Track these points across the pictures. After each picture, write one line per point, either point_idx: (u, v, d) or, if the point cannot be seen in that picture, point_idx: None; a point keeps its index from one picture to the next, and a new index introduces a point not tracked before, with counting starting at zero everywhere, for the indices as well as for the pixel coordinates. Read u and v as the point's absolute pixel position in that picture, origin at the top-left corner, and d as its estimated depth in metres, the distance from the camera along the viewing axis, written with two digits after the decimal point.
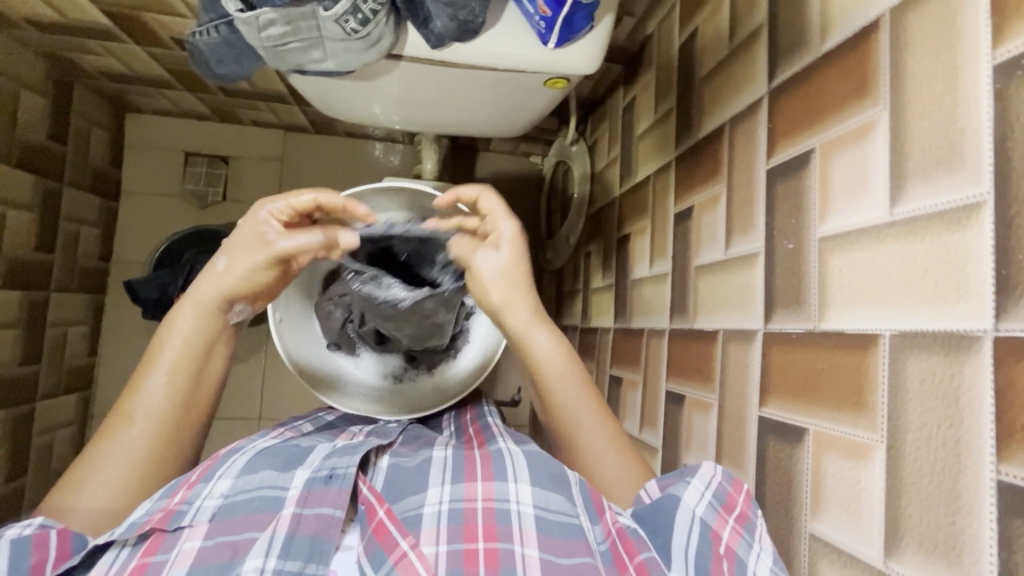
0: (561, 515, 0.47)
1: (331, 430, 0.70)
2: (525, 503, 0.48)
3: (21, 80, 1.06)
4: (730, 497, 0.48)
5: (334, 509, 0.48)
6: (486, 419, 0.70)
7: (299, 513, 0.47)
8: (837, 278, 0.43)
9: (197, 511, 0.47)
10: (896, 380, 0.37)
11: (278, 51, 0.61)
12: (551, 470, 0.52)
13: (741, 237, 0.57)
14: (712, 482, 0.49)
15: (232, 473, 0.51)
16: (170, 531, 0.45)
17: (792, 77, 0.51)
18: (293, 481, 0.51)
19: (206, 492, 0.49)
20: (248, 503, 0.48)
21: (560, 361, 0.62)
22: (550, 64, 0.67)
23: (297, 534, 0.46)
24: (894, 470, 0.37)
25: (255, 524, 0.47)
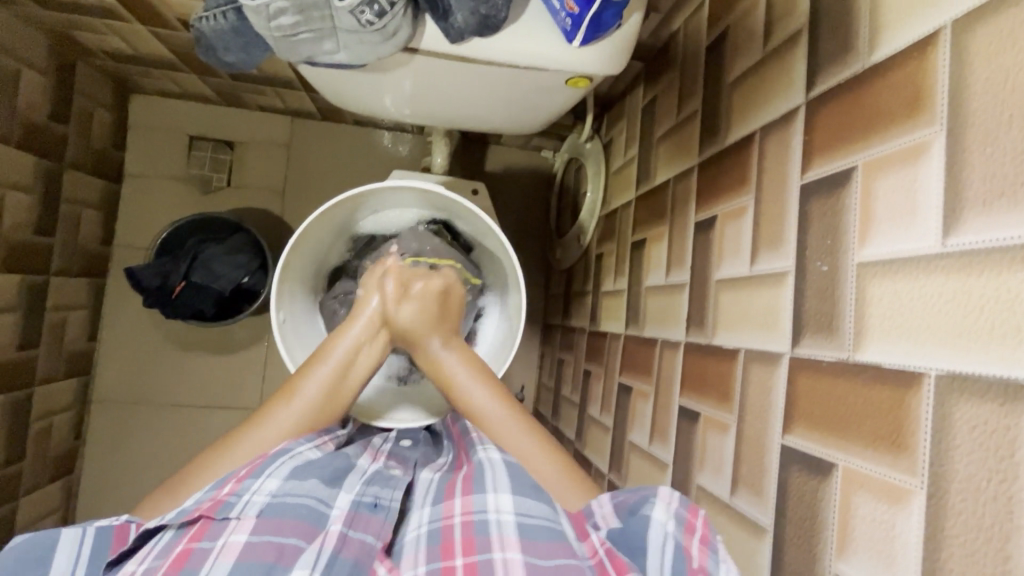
0: (542, 522, 0.47)
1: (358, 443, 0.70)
2: (504, 513, 0.49)
3: (23, 58, 1.03)
4: (688, 520, 0.46)
5: (376, 538, 0.50)
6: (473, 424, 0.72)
7: (345, 533, 0.48)
8: (876, 308, 0.41)
9: (244, 505, 0.48)
10: (940, 424, 0.35)
11: (289, 42, 0.58)
12: (532, 478, 0.52)
13: (769, 254, 0.54)
14: (670, 506, 0.47)
15: (280, 474, 0.52)
16: (217, 519, 0.47)
17: (833, 87, 0.48)
18: (337, 501, 0.52)
19: (254, 487, 0.50)
20: (295, 508, 0.49)
21: (479, 385, 0.62)
22: (573, 62, 0.64)
23: (341, 556, 0.47)
24: (934, 519, 0.35)
25: (300, 533, 0.47)
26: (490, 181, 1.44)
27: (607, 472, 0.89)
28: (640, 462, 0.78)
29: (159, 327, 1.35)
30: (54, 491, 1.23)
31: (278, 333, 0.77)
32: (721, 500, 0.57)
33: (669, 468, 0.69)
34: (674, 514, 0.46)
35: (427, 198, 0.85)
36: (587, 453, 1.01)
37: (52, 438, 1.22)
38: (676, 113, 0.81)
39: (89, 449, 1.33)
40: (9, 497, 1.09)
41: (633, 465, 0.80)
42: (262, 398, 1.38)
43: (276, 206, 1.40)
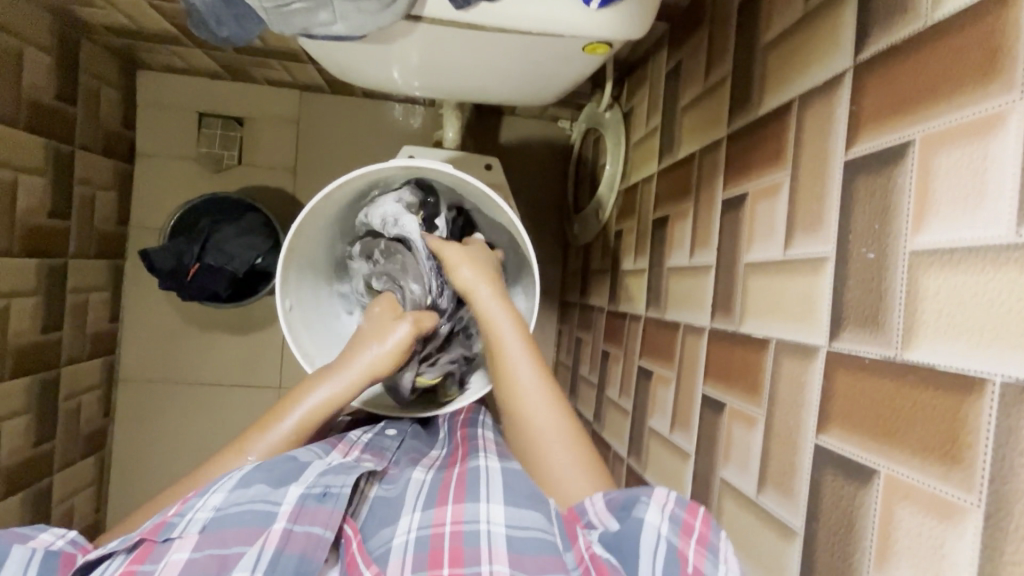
0: (535, 533, 0.50)
1: (332, 438, 0.71)
2: (496, 523, 0.51)
3: (25, 36, 1.01)
4: (685, 522, 0.48)
5: (323, 529, 0.52)
6: (476, 429, 0.75)
7: (289, 530, 0.51)
8: (931, 302, 0.37)
9: (187, 523, 0.50)
10: (1004, 437, 0.31)
11: (282, 13, 0.54)
12: (529, 489, 0.55)
13: (807, 236, 0.49)
14: (666, 509, 0.49)
15: (226, 487, 0.54)
16: (160, 541, 0.49)
17: (888, 50, 0.42)
18: (286, 497, 0.53)
19: (198, 505, 0.52)
20: (238, 516, 0.51)
21: (537, 387, 0.64)
22: (591, 28, 0.59)
23: (285, 552, 0.49)
24: (993, 541, 0.32)
25: (243, 539, 0.50)
26: (505, 153, 1.39)
27: (626, 457, 0.87)
28: (660, 450, 0.75)
29: (177, 307, 1.37)
30: (87, 466, 1.28)
31: (285, 321, 0.75)
32: (748, 497, 0.54)
33: (691, 458, 0.66)
34: (672, 517, 0.48)
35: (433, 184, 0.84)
36: (605, 435, 0.99)
37: (81, 416, 1.25)
38: (703, 80, 0.75)
39: (117, 426, 1.36)
40: (44, 473, 1.13)
41: (652, 452, 0.77)
42: (281, 377, 1.39)
43: (289, 184, 1.37)
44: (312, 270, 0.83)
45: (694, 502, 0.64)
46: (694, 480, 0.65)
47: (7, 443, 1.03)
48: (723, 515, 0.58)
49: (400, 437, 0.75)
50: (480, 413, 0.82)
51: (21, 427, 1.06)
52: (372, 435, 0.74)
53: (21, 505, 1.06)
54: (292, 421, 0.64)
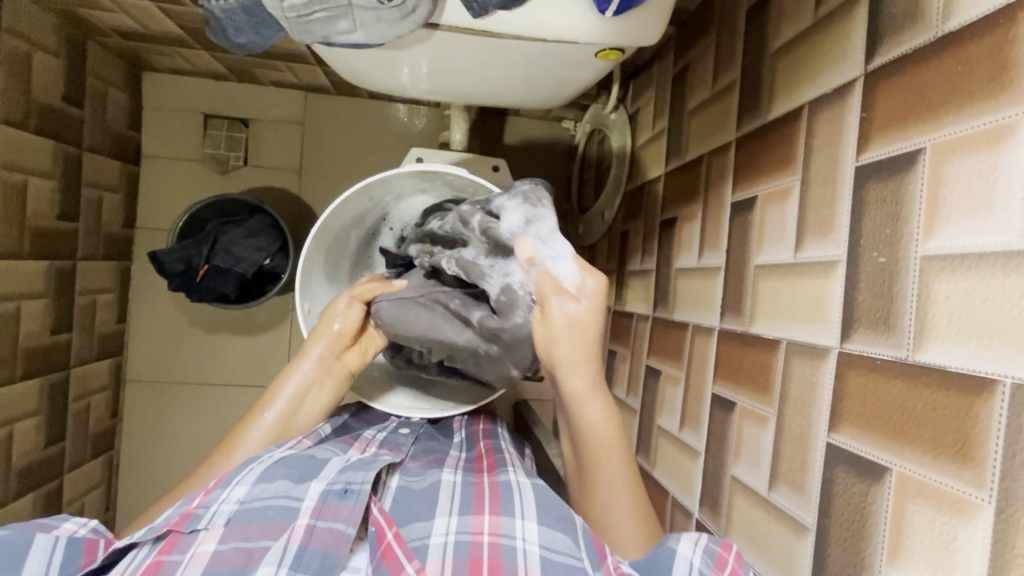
0: (565, 557, 0.51)
1: (347, 437, 0.73)
2: (531, 542, 0.52)
3: (34, 39, 1.01)
4: (719, 556, 0.49)
5: (346, 526, 0.53)
6: (498, 440, 0.75)
7: (313, 525, 0.52)
8: (942, 306, 0.38)
9: (213, 514, 0.52)
10: (1015, 436, 0.33)
11: (303, 23, 0.55)
12: (559, 511, 0.56)
13: (818, 240, 0.51)
14: (700, 543, 0.51)
15: (248, 481, 0.55)
16: (186, 532, 0.50)
17: (898, 60, 0.44)
18: (308, 492, 0.55)
19: (222, 497, 0.53)
20: (263, 511, 0.52)
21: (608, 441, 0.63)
22: (603, 35, 0.60)
23: (309, 547, 0.50)
24: (1002, 536, 0.33)
25: (269, 533, 0.51)
26: (510, 154, 1.39)
27: (634, 455, 0.89)
28: (670, 449, 0.76)
29: (183, 308, 1.37)
30: (97, 467, 1.28)
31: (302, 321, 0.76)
32: (759, 494, 0.56)
33: (701, 456, 0.67)
34: (705, 550, 0.50)
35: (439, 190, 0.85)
36: None
37: (90, 418, 1.26)
38: (711, 84, 0.76)
39: (125, 427, 1.37)
40: (55, 473, 1.14)
41: (661, 451, 0.79)
42: None
43: (294, 185, 1.38)
44: (326, 271, 0.83)
45: (705, 499, 0.66)
46: (704, 478, 0.66)
47: (19, 445, 1.03)
48: (733, 512, 0.60)
49: (415, 433, 0.76)
50: (497, 424, 0.82)
51: (32, 428, 1.07)
52: (386, 434, 0.75)
53: (33, 506, 1.07)
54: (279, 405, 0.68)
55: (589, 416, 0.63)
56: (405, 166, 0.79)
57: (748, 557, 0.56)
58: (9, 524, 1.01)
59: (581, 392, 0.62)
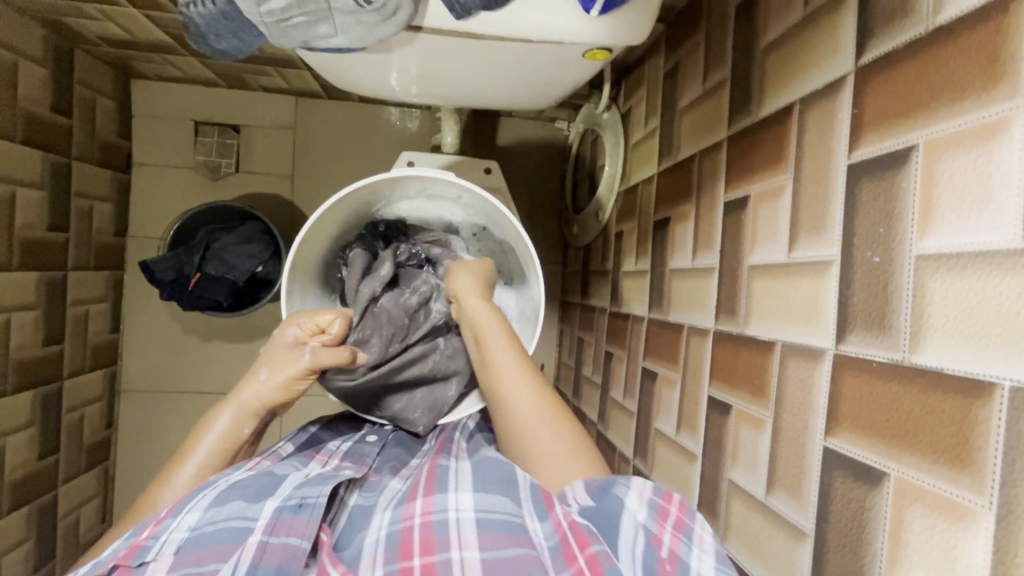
0: (502, 515, 0.51)
1: (310, 451, 0.72)
2: (464, 510, 0.52)
3: (18, 48, 1.00)
4: (661, 508, 0.49)
5: (300, 540, 0.51)
6: (452, 435, 0.76)
7: (266, 542, 0.50)
8: (938, 306, 0.37)
9: (161, 545, 0.50)
10: (1015, 440, 0.32)
11: (282, 27, 0.54)
12: (495, 475, 0.57)
13: (811, 240, 0.50)
14: (638, 497, 0.50)
15: (201, 505, 0.54)
16: (134, 565, 0.49)
17: (888, 55, 0.43)
18: (261, 511, 0.53)
19: (173, 526, 0.52)
20: (214, 534, 0.51)
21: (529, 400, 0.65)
22: (590, 35, 0.59)
23: (262, 565, 0.49)
24: (1004, 544, 0.32)
25: (219, 556, 0.49)
26: (503, 155, 1.39)
27: (633, 458, 0.88)
28: (667, 452, 0.75)
29: (177, 316, 1.36)
30: (93, 479, 1.28)
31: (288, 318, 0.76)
32: (756, 498, 0.55)
33: (698, 459, 0.67)
34: (649, 502, 0.49)
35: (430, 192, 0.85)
36: (610, 436, 0.99)
37: (85, 429, 1.25)
38: (702, 82, 0.75)
39: (121, 437, 1.36)
40: (50, 486, 1.13)
41: (659, 454, 0.78)
42: None
43: (286, 191, 1.37)
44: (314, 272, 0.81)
45: (702, 503, 0.65)
46: (701, 482, 0.65)
47: (11, 458, 1.03)
48: (731, 516, 0.59)
49: (382, 442, 0.76)
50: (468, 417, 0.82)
51: (25, 441, 1.06)
52: (350, 444, 0.74)
53: (27, 520, 1.06)
54: (202, 454, 0.63)
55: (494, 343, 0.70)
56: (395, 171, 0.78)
57: (747, 563, 0.55)
58: (3, 538, 1.00)
59: (493, 348, 0.70)
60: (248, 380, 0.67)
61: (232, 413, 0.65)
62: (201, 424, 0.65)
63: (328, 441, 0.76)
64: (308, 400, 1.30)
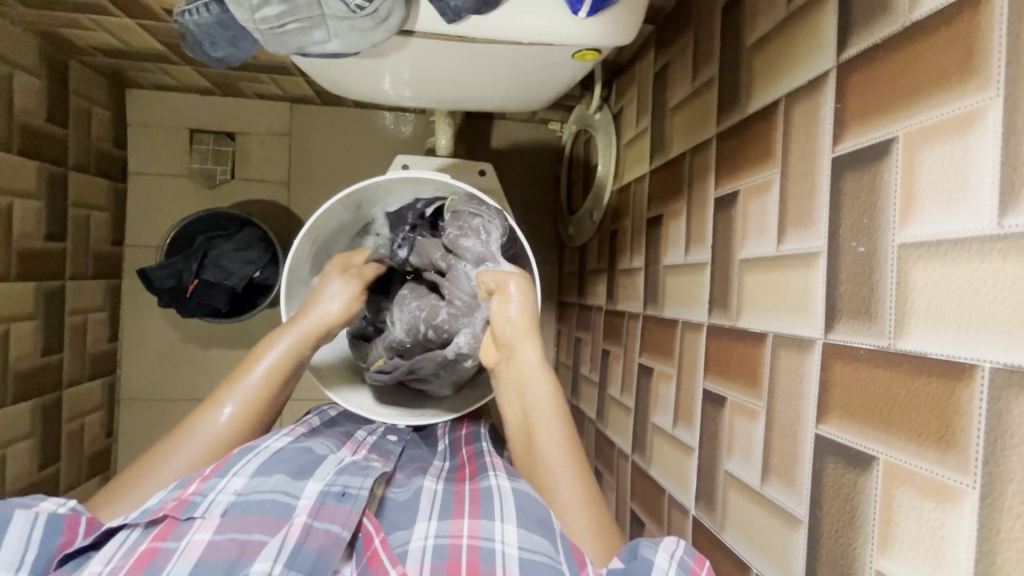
0: (544, 559, 0.50)
1: (337, 429, 0.76)
2: (509, 545, 0.52)
3: (13, 59, 1.01)
4: (693, 570, 0.50)
5: (342, 529, 0.53)
6: (479, 445, 0.76)
7: (310, 525, 0.52)
8: (921, 293, 0.38)
9: (209, 504, 0.53)
10: (996, 420, 0.33)
11: (277, 34, 0.54)
12: (537, 513, 0.56)
13: (799, 232, 0.51)
14: (676, 555, 0.51)
15: (247, 473, 0.57)
16: (181, 519, 0.51)
17: (868, 51, 0.44)
18: (305, 491, 0.56)
19: (219, 487, 0.55)
20: (259, 505, 0.53)
21: (560, 443, 0.64)
22: (580, 36, 0.60)
23: (305, 546, 0.51)
24: (988, 521, 0.33)
25: (264, 528, 0.52)
26: (498, 158, 1.40)
27: (631, 453, 0.89)
28: (664, 446, 0.76)
29: (175, 323, 1.37)
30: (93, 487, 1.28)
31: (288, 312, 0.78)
32: (752, 488, 0.56)
33: (695, 452, 0.67)
34: (680, 562, 0.50)
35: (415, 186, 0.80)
36: (609, 434, 1.00)
37: (84, 437, 1.25)
38: (691, 81, 0.76)
39: (121, 445, 1.36)
40: (51, 495, 1.14)
41: (657, 449, 0.79)
42: None
43: (283, 197, 1.38)
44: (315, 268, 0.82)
45: (700, 495, 0.66)
46: (698, 475, 0.66)
47: (12, 468, 1.03)
48: (728, 507, 0.60)
49: (401, 442, 0.77)
50: (480, 426, 0.85)
51: (25, 451, 1.06)
52: (376, 437, 0.76)
53: None
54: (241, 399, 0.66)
55: (537, 385, 0.67)
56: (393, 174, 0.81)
57: (745, 552, 0.56)
58: None
59: (537, 383, 0.67)
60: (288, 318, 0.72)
61: (271, 366, 0.69)
62: (236, 375, 0.68)
63: (348, 427, 0.79)
64: (308, 405, 1.30)
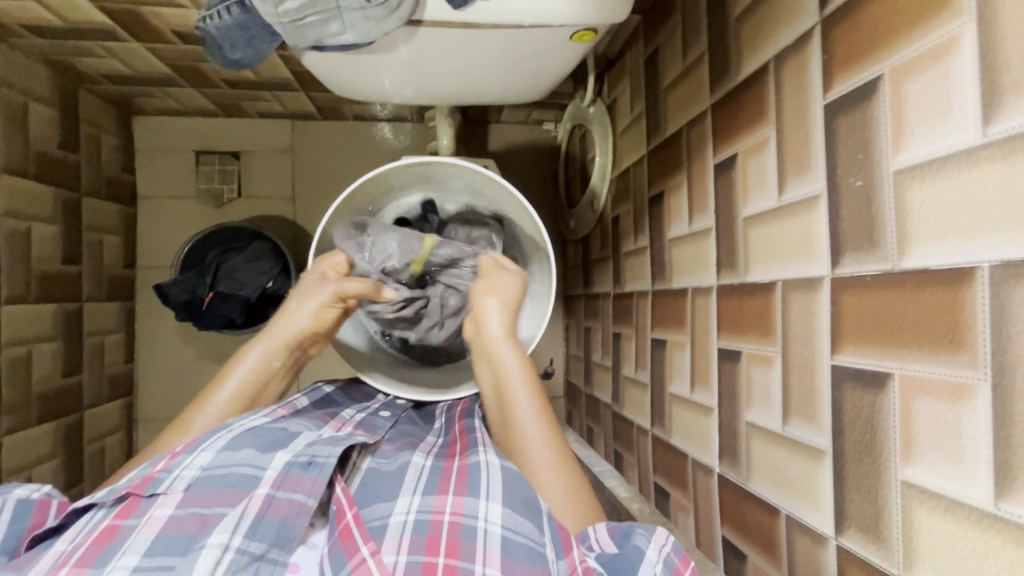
0: (526, 541, 0.52)
1: (324, 411, 0.76)
2: (492, 523, 0.54)
3: (27, 90, 1.04)
4: (676, 568, 0.52)
5: (306, 498, 0.56)
6: (472, 420, 0.77)
7: (272, 495, 0.54)
8: (919, 211, 0.41)
9: (173, 480, 0.55)
10: (999, 313, 0.35)
11: (297, 27, 0.59)
12: (523, 494, 0.57)
13: (798, 180, 0.54)
14: (664, 550, 0.53)
15: (214, 448, 0.58)
16: (144, 496, 0.54)
17: (849, 1, 0.47)
18: (272, 463, 0.57)
19: (185, 463, 0.56)
20: (224, 477, 0.55)
21: (525, 389, 0.68)
22: (576, 17, 0.63)
23: (266, 517, 0.52)
24: (1001, 408, 0.35)
25: (226, 501, 0.53)
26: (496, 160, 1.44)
27: (650, 428, 0.90)
28: (683, 412, 0.78)
29: (189, 341, 1.38)
30: None
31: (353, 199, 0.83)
32: (775, 432, 0.57)
33: (714, 412, 0.69)
34: (666, 560, 0.52)
35: (474, 189, 0.91)
36: (626, 414, 1.02)
37: (106, 458, 1.26)
38: (682, 59, 0.80)
39: None
40: None
41: (676, 417, 0.80)
42: None
43: (287, 211, 1.41)
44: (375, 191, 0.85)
45: (722, 453, 0.68)
46: (720, 431, 0.68)
47: None
48: (752, 456, 0.61)
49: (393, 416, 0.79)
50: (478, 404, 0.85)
51: (50, 471, 1.08)
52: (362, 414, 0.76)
53: None
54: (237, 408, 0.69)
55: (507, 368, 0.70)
56: (466, 173, 0.88)
57: (772, 496, 0.58)
58: None
59: (497, 346, 0.71)
60: (282, 315, 0.74)
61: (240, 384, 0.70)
62: (206, 392, 0.69)
63: (339, 407, 0.80)
64: None
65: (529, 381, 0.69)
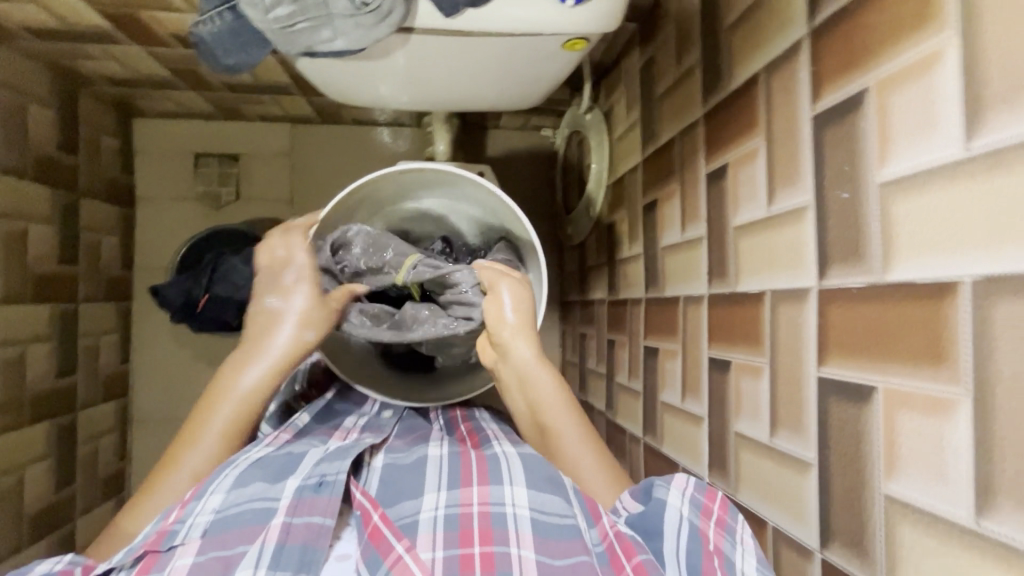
0: (558, 518, 0.53)
1: (328, 424, 0.76)
2: (521, 506, 0.55)
3: (27, 92, 1.05)
4: (705, 505, 0.52)
5: (323, 517, 0.55)
6: (477, 422, 0.79)
7: (289, 524, 0.53)
8: (903, 225, 0.41)
9: (188, 529, 0.53)
10: (980, 328, 0.35)
11: (288, 33, 0.59)
12: (546, 473, 0.59)
13: (787, 190, 0.54)
14: (687, 493, 0.52)
15: (224, 488, 0.57)
16: (163, 550, 0.51)
17: (837, 13, 0.48)
18: (284, 491, 0.57)
19: (197, 509, 0.54)
20: (241, 516, 0.54)
21: (558, 404, 0.67)
22: (568, 26, 0.64)
23: (287, 545, 0.52)
24: (983, 424, 0.35)
25: (247, 538, 0.52)
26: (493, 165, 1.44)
27: (642, 436, 0.90)
28: (674, 421, 0.78)
29: (185, 343, 1.38)
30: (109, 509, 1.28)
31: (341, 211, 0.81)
32: (762, 443, 0.57)
33: (704, 421, 0.69)
34: (692, 499, 0.52)
35: (467, 195, 0.90)
36: (619, 421, 1.01)
37: (99, 460, 1.26)
38: (676, 68, 0.80)
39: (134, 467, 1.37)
40: (65, 516, 1.14)
41: (668, 426, 0.80)
42: None
43: (285, 214, 1.41)
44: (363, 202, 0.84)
45: (712, 463, 0.67)
46: (710, 441, 0.68)
47: (30, 489, 1.04)
48: (741, 467, 0.61)
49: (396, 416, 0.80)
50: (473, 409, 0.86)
51: (43, 472, 1.07)
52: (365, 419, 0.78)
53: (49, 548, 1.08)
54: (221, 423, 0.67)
55: (538, 378, 0.68)
56: (461, 179, 0.87)
57: (760, 507, 0.57)
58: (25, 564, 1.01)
59: (521, 357, 0.69)
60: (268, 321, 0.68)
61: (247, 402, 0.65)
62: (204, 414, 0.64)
63: (339, 416, 0.80)
64: None
65: (558, 390, 0.68)
